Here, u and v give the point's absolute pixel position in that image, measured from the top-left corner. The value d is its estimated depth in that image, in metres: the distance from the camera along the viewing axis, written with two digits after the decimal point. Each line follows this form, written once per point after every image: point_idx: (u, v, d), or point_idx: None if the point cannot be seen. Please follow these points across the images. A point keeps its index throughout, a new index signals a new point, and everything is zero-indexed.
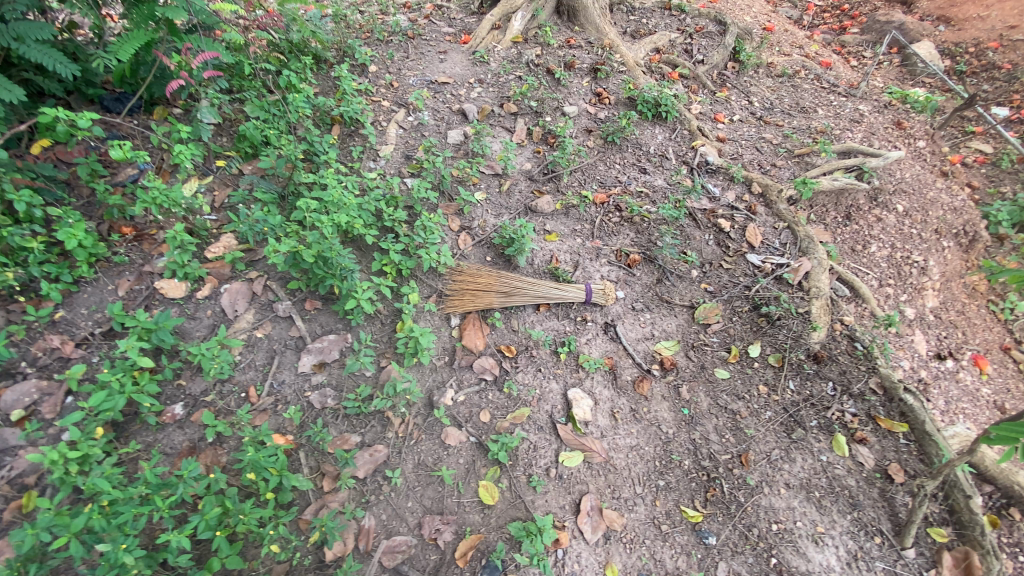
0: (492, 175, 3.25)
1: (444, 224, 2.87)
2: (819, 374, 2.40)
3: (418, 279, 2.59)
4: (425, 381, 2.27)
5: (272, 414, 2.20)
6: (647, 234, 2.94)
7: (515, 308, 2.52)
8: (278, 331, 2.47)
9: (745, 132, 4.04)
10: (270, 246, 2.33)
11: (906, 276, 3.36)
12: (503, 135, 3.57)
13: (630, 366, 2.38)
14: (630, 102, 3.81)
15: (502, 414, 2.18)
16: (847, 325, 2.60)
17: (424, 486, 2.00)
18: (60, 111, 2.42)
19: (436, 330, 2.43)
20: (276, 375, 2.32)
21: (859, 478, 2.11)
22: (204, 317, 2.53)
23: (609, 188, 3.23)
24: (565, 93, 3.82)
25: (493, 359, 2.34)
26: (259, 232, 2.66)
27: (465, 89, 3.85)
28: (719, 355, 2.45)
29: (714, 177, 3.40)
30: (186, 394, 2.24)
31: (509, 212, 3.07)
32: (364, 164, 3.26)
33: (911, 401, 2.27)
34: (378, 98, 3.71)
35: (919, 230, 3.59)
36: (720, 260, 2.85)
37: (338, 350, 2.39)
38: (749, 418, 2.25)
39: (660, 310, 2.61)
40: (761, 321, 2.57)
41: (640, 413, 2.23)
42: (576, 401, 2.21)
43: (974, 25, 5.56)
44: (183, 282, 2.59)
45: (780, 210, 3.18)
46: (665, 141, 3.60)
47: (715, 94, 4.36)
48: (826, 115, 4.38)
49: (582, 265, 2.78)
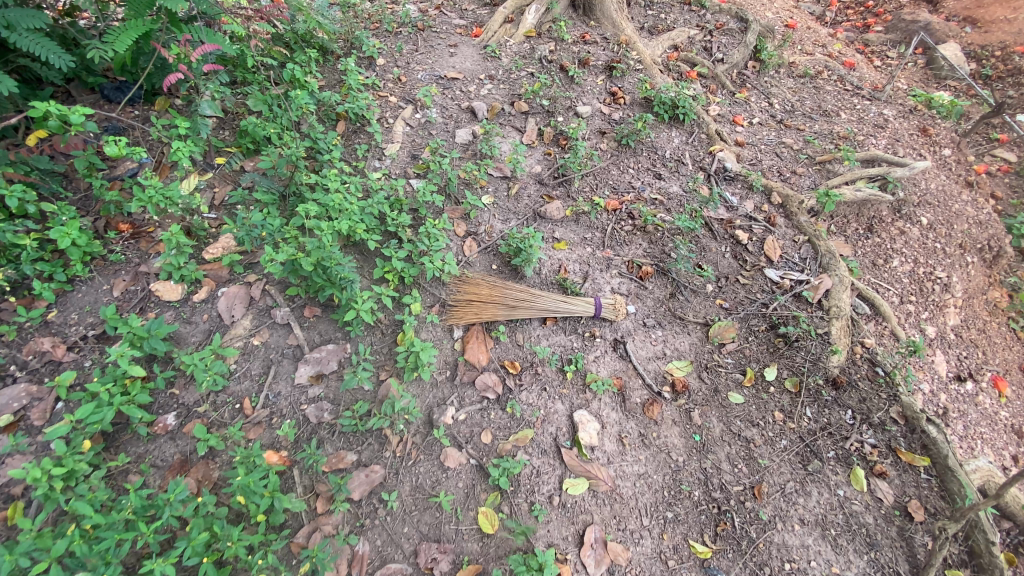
0: (500, 177, 3.16)
1: (449, 229, 2.79)
2: (839, 401, 2.24)
3: (421, 288, 2.53)
4: (426, 397, 2.18)
5: (266, 428, 2.13)
6: (660, 245, 2.82)
7: (521, 321, 2.42)
8: (275, 339, 2.41)
9: (764, 136, 3.91)
10: (267, 254, 2.27)
11: (928, 292, 3.26)
12: (513, 135, 3.46)
13: (640, 387, 2.24)
14: (645, 103, 3.67)
15: (504, 435, 2.08)
16: (868, 348, 2.45)
17: (421, 511, 1.91)
18: (51, 105, 2.34)
19: (438, 343, 2.35)
20: (272, 387, 2.26)
21: (877, 516, 1.96)
22: (200, 322, 2.47)
23: (621, 193, 3.11)
24: (578, 92, 3.69)
25: (496, 377, 2.24)
26: (256, 237, 2.58)
27: (475, 86, 3.73)
28: (733, 377, 2.30)
29: (732, 184, 3.25)
30: (179, 403, 2.20)
31: (517, 217, 2.97)
32: (369, 164, 3.20)
33: (934, 434, 2.12)
34: (385, 93, 3.61)
35: (943, 244, 3.46)
36: (736, 275, 2.71)
37: (335, 361, 2.31)
38: (764, 447, 2.09)
39: (673, 327, 2.47)
40: (778, 342, 2.42)
41: (650, 439, 2.09)
42: (582, 424, 2.09)
43: (1001, 27, 5.33)
44: (179, 285, 2.55)
45: (800, 223, 3.00)
46: (681, 144, 3.47)
47: (733, 94, 4.22)
48: (849, 120, 4.21)
49: (591, 277, 2.67)
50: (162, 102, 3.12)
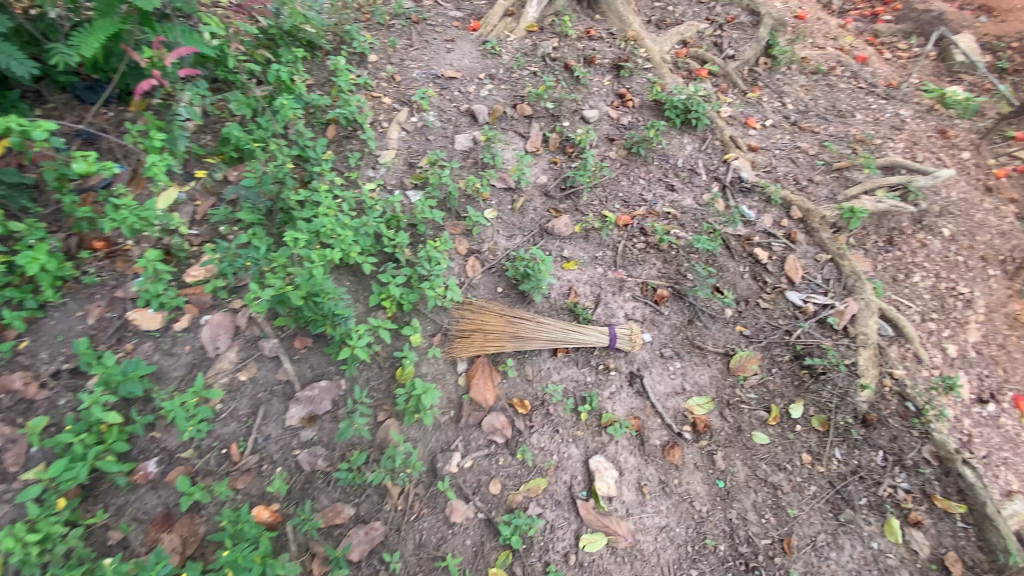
0: (504, 189, 2.95)
1: (450, 248, 2.59)
2: (869, 441, 2.10)
3: (421, 315, 2.35)
4: (428, 442, 2.02)
5: (256, 476, 1.97)
6: (675, 265, 2.65)
7: (530, 353, 2.25)
8: (263, 374, 2.23)
9: (778, 140, 3.72)
10: (253, 290, 2.11)
11: (949, 309, 3.13)
12: (516, 141, 3.24)
13: (658, 428, 2.10)
14: (656, 105, 3.45)
15: (514, 485, 1.93)
16: (897, 380, 2.30)
17: (426, 573, 1.77)
18: (13, 121, 2.10)
19: (440, 379, 2.18)
20: (261, 429, 2.08)
21: (913, 571, 1.84)
22: (182, 353, 2.29)
23: (632, 207, 2.92)
24: (585, 94, 3.46)
25: (504, 418, 2.07)
26: (241, 267, 2.41)
27: (475, 86, 3.50)
28: (757, 415, 2.15)
29: (749, 197, 3.05)
30: (160, 448, 2.02)
31: (522, 233, 2.78)
32: (363, 173, 2.99)
33: (971, 478, 1.99)
34: (378, 93, 3.37)
35: (965, 257, 3.33)
36: (757, 298, 2.55)
37: (329, 400, 2.14)
38: (792, 494, 1.96)
39: (692, 358, 2.32)
40: (804, 375, 2.27)
41: (671, 487, 1.95)
42: (599, 472, 1.94)
43: (1018, 19, 5.13)
44: (159, 313, 2.36)
45: (822, 240, 2.83)
46: (694, 152, 3.27)
47: (745, 94, 4.01)
48: (865, 121, 4.01)
49: (603, 301, 2.50)
50: (138, 101, 2.82)
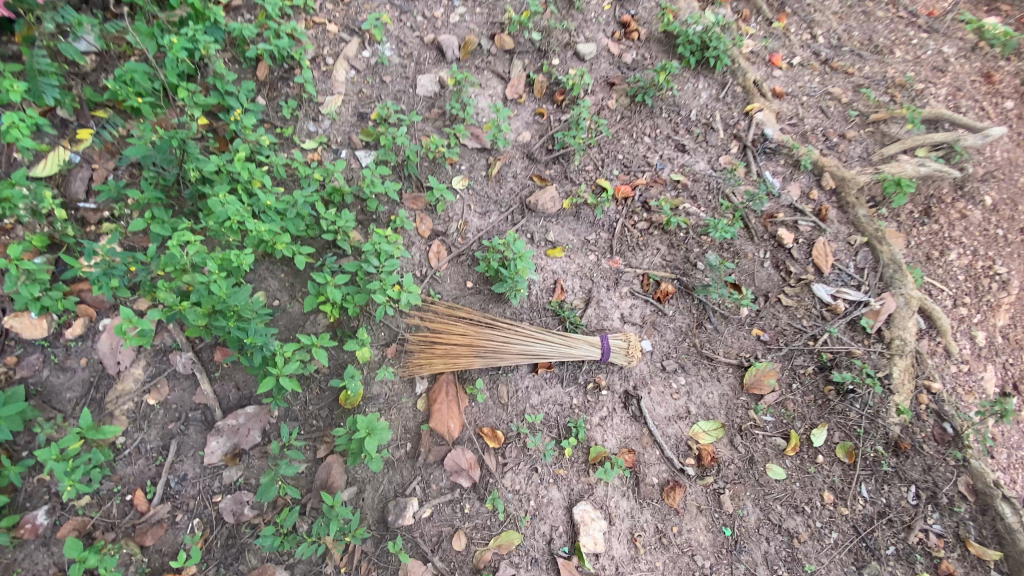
0: (478, 148, 2.34)
1: (409, 231, 2.10)
2: (900, 475, 1.83)
3: (371, 322, 1.89)
4: (379, 484, 1.71)
5: (170, 528, 1.67)
6: (684, 250, 2.18)
7: (505, 369, 1.85)
8: (178, 397, 1.79)
9: (806, 83, 3.10)
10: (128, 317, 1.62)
11: (983, 291, 2.70)
12: (492, 84, 2.58)
13: (657, 462, 1.83)
14: (666, 38, 2.71)
15: (482, 539, 1.68)
16: (935, 394, 1.93)
17: None
18: None
19: (394, 403, 1.80)
20: (174, 469, 1.72)
21: None
22: (77, 368, 1.81)
23: (634, 173, 2.40)
24: (579, 20, 2.69)
25: (471, 455, 1.73)
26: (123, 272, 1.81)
27: (442, 8, 2.63)
28: (773, 444, 1.87)
29: (773, 159, 2.46)
30: (50, 494, 1.64)
31: (498, 209, 2.27)
32: (302, 127, 2.39)
33: (1011, 518, 1.72)
34: (320, 18, 2.52)
35: (1006, 230, 2.81)
36: (779, 291, 2.13)
37: (258, 431, 1.75)
38: (810, 543, 1.77)
39: (700, 372, 1.98)
40: (828, 392, 1.93)
41: (669, 538, 1.74)
42: (585, 525, 1.69)
43: None
44: (42, 319, 1.80)
45: (857, 218, 2.30)
46: (710, 101, 2.60)
47: (771, 24, 3.26)
48: (905, 60, 3.25)
49: (595, 297, 2.10)
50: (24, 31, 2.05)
